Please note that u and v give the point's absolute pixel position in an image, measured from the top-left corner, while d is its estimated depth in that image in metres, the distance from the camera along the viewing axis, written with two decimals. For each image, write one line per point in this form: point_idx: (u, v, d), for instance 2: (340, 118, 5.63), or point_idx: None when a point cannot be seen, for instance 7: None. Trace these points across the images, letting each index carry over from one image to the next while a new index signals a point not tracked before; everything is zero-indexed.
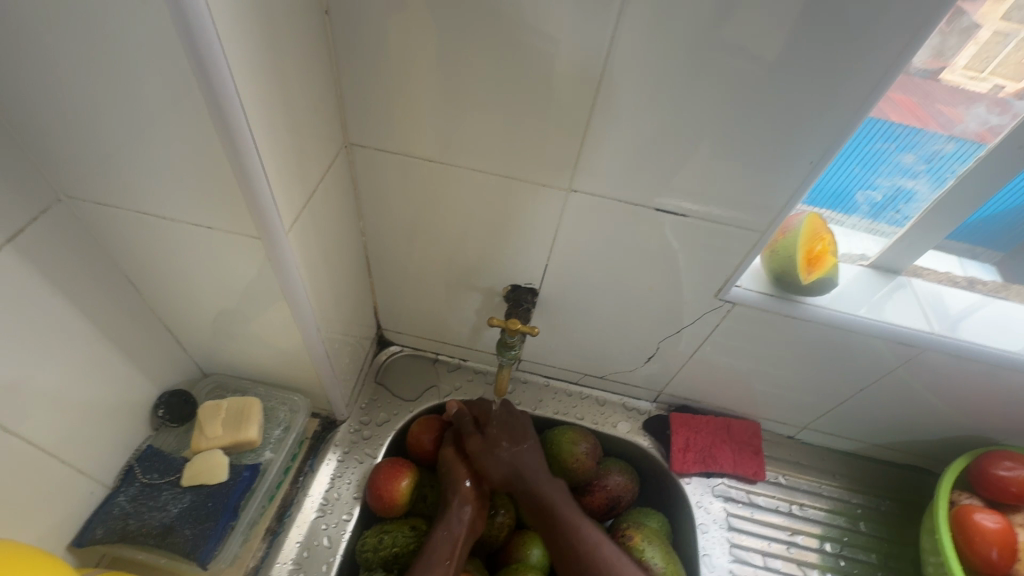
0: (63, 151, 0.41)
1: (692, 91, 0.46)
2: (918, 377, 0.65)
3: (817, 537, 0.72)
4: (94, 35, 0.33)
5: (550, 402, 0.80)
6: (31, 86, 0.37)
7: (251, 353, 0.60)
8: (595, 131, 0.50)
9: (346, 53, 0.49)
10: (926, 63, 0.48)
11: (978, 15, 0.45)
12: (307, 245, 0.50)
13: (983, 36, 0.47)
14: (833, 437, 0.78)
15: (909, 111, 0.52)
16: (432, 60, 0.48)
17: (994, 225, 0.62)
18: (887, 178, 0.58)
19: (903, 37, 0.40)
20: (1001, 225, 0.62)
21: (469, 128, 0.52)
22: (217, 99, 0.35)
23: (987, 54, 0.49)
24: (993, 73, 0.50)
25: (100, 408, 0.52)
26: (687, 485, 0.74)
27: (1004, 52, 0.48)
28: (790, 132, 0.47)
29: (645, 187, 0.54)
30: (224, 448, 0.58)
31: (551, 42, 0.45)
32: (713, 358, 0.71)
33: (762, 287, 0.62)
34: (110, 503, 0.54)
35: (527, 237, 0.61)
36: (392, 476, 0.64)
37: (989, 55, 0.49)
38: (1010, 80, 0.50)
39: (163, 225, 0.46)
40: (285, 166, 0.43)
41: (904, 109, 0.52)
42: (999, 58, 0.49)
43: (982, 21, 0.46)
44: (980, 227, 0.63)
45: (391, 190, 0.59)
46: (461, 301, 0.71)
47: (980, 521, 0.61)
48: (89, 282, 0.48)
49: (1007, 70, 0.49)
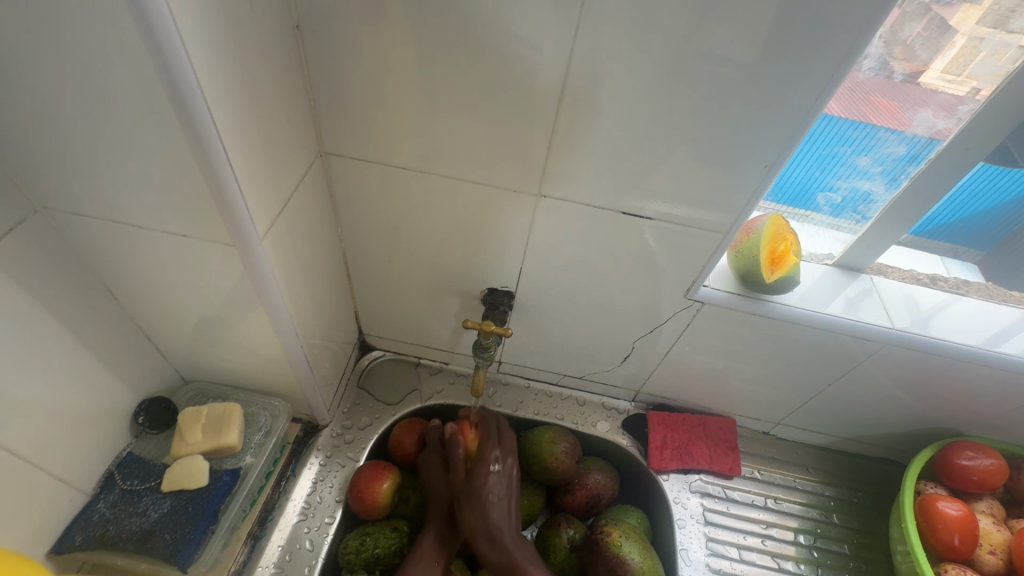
0: (39, 164, 0.42)
1: (652, 99, 0.48)
2: (883, 371, 0.67)
3: (792, 530, 0.74)
4: (69, 51, 0.34)
5: (531, 404, 0.81)
6: (6, 100, 0.38)
7: (231, 360, 0.61)
8: (562, 137, 0.52)
9: (319, 64, 0.50)
10: (895, 60, 0.51)
11: (953, 19, 0.49)
12: (283, 252, 0.51)
13: (960, 39, 0.50)
14: (807, 432, 0.80)
15: (880, 108, 0.54)
16: (402, 71, 0.49)
17: (972, 225, 0.65)
18: (845, 180, 0.61)
19: (845, 46, 0.43)
20: (980, 224, 0.65)
21: (441, 135, 0.53)
22: (189, 109, 0.36)
23: (962, 58, 0.50)
24: (971, 77, 0.51)
25: (79, 415, 0.53)
26: (665, 481, 0.75)
27: (980, 55, 0.50)
28: (746, 136, 0.49)
29: (612, 191, 0.56)
30: (205, 453, 0.58)
31: (516, 53, 0.47)
32: (687, 357, 0.73)
33: (729, 287, 0.64)
34: (91, 509, 0.55)
35: (501, 242, 0.63)
36: (375, 478, 0.65)
37: (964, 59, 0.50)
38: (985, 83, 0.50)
39: (140, 234, 0.47)
40: (259, 174, 0.45)
41: (875, 106, 0.54)
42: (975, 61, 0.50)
43: (959, 25, 0.49)
44: (959, 226, 0.65)
45: (367, 197, 0.61)
46: (441, 305, 0.72)
47: (942, 509, 0.63)
48: (66, 291, 0.49)
49: (984, 72, 0.50)
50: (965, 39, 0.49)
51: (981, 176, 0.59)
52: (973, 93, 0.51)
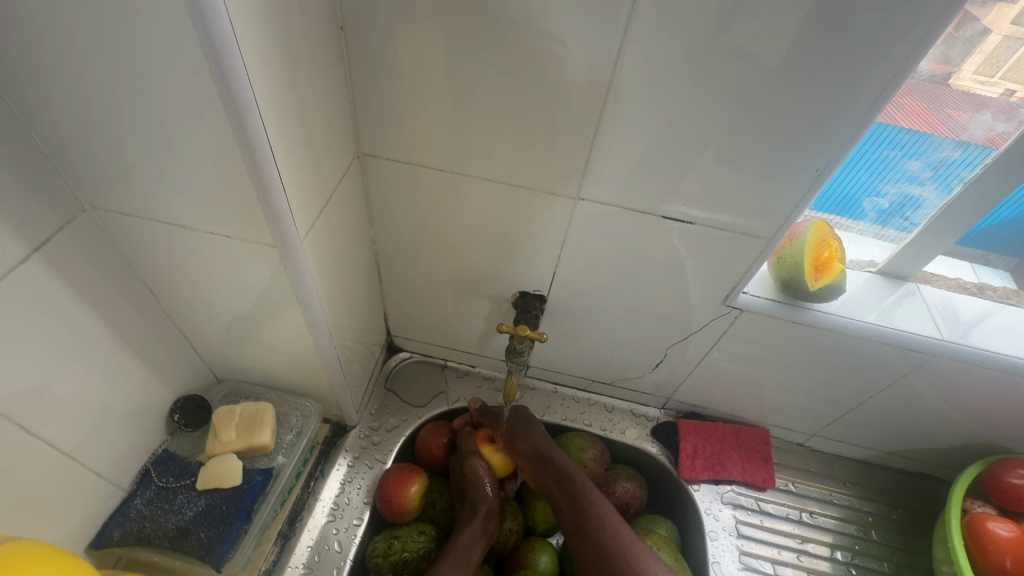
0: (89, 164, 0.42)
1: (698, 100, 0.47)
2: (929, 384, 0.65)
3: (828, 545, 0.71)
4: (123, 53, 0.35)
5: (558, 408, 0.80)
6: (61, 101, 0.38)
7: (264, 359, 0.62)
8: (601, 140, 0.51)
9: (360, 66, 0.50)
10: (940, 66, 0.49)
11: (987, 20, 0.46)
12: (321, 253, 0.51)
13: (991, 41, 0.48)
14: (844, 444, 0.77)
15: (917, 115, 0.53)
16: (443, 73, 0.49)
17: (1004, 233, 0.62)
18: (893, 185, 0.59)
19: (905, 48, 0.41)
20: (1012, 232, 0.62)
21: (479, 137, 0.53)
22: (237, 110, 0.36)
23: (997, 58, 0.49)
24: (1004, 78, 0.50)
25: (119, 413, 0.54)
26: (696, 491, 0.74)
27: (1016, 56, 0.48)
28: (795, 140, 0.48)
29: (651, 195, 0.54)
30: (238, 452, 0.59)
31: (559, 54, 0.46)
32: (721, 365, 0.71)
33: (769, 294, 0.63)
34: (128, 505, 0.55)
35: (535, 245, 0.62)
36: (403, 481, 0.65)
37: (998, 59, 0.49)
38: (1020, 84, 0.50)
39: (182, 234, 0.47)
40: (301, 176, 0.44)
41: (911, 114, 0.52)
42: (1009, 62, 0.49)
43: (992, 26, 0.46)
44: (992, 232, 0.62)
45: (401, 198, 0.60)
46: (470, 308, 0.72)
47: (993, 530, 0.61)
48: (110, 289, 0.50)
49: (1018, 75, 0.49)
50: (1001, 38, 0.47)
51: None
52: (1006, 95, 0.51)
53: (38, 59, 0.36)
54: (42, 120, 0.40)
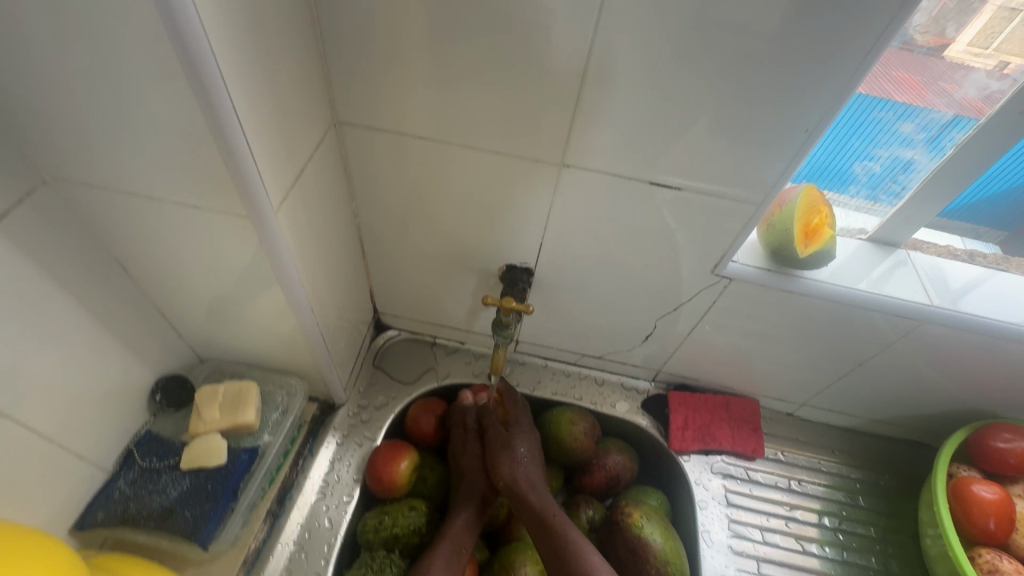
0: (45, 133, 0.40)
1: (686, 60, 0.45)
2: (918, 351, 0.65)
3: (816, 512, 0.72)
4: (68, 10, 0.32)
5: (549, 383, 0.80)
6: (7, 62, 0.36)
7: (247, 337, 0.60)
8: (586, 104, 0.49)
9: (331, 28, 0.48)
10: (925, 37, 0.48)
11: None
12: (297, 226, 0.50)
13: (988, 11, 0.47)
14: (833, 413, 0.78)
15: (907, 87, 0.52)
16: (418, 34, 0.47)
17: (996, 206, 0.62)
18: (885, 148, 0.57)
19: (901, 1, 0.39)
20: (1004, 206, 0.62)
21: (459, 103, 0.51)
22: (195, 70, 0.34)
23: (991, 30, 0.48)
24: (999, 50, 0.49)
25: (96, 394, 0.52)
26: (686, 462, 0.74)
27: (1011, 27, 0.48)
28: (785, 101, 0.46)
29: (638, 161, 0.53)
30: (223, 431, 0.58)
31: (539, 12, 0.44)
32: (711, 336, 0.70)
33: (760, 262, 0.62)
34: (111, 487, 0.54)
35: (521, 217, 0.60)
36: (392, 458, 0.64)
37: (994, 30, 0.48)
38: (1017, 56, 0.48)
39: (151, 207, 0.45)
40: (271, 143, 0.42)
41: (901, 85, 0.52)
42: (1004, 33, 0.48)
43: None
44: (982, 206, 0.62)
45: (381, 169, 0.59)
46: (458, 283, 0.71)
47: (977, 493, 0.62)
48: (79, 266, 0.48)
49: (1016, 46, 0.48)
50: (995, 9, 0.47)
51: (1017, 157, 0.56)
52: (1000, 66, 0.49)
53: None
54: None
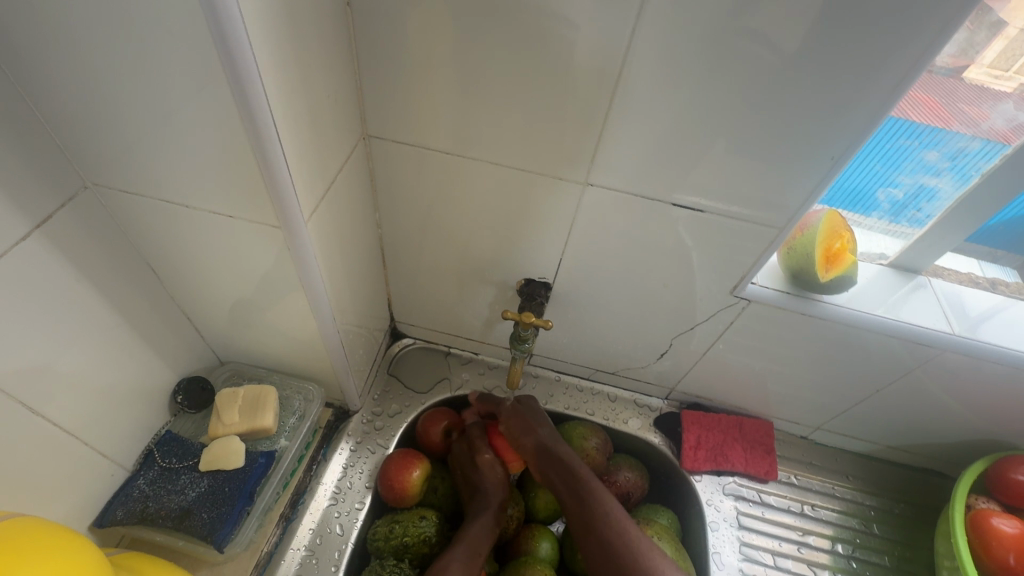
0: (90, 140, 0.42)
1: (713, 85, 0.45)
2: (936, 379, 0.64)
3: (829, 538, 0.71)
4: (124, 28, 0.34)
5: (561, 397, 0.80)
6: (59, 73, 0.37)
7: (268, 343, 0.61)
8: (611, 125, 0.50)
9: (366, 45, 0.49)
10: (950, 60, 0.48)
11: (1007, 11, 0.45)
12: (325, 236, 0.51)
13: (1011, 33, 0.47)
14: (847, 438, 0.77)
15: (931, 112, 0.52)
16: (450, 53, 0.48)
17: (1012, 229, 0.61)
18: (909, 175, 0.57)
19: (929, 35, 0.39)
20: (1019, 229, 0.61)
21: (486, 120, 0.52)
22: (241, 87, 0.35)
23: (1013, 53, 0.48)
24: (1018, 72, 0.50)
25: (121, 394, 0.53)
26: (697, 482, 0.74)
27: None
28: (810, 129, 0.46)
29: (660, 182, 0.53)
30: (240, 434, 0.59)
31: (569, 36, 0.45)
32: (726, 356, 0.70)
33: (778, 285, 0.62)
34: (131, 485, 0.55)
35: (542, 232, 0.61)
36: (404, 466, 0.65)
37: (1015, 53, 0.48)
38: None
39: (184, 214, 0.46)
40: (305, 156, 0.44)
41: (925, 109, 0.51)
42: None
43: (1011, 17, 0.45)
44: (1000, 230, 0.61)
45: (406, 182, 0.60)
46: (475, 295, 0.71)
47: (996, 526, 0.61)
48: (113, 268, 0.49)
49: None
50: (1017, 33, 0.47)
51: None
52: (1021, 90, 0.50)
53: (35, 29, 0.35)
54: (41, 93, 0.39)
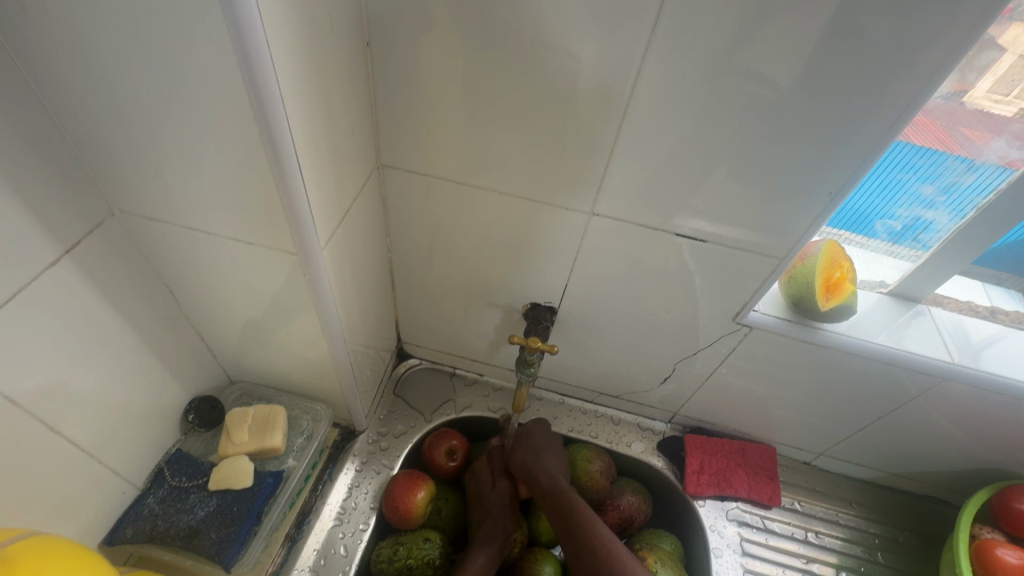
0: (118, 168, 0.44)
1: (713, 122, 0.47)
2: (938, 407, 0.65)
3: (833, 566, 0.71)
4: (161, 67, 0.36)
5: (565, 420, 0.80)
6: (95, 108, 0.40)
7: (279, 363, 0.63)
8: (616, 157, 0.52)
9: (383, 79, 0.51)
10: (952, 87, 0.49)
11: (1004, 38, 0.46)
12: (339, 262, 0.52)
13: (1010, 58, 0.48)
14: (850, 464, 0.77)
15: (932, 134, 0.53)
16: (463, 88, 0.50)
17: (1016, 251, 0.62)
18: (906, 208, 0.59)
19: (922, 77, 0.42)
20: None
21: (496, 151, 0.54)
22: (269, 123, 0.37)
23: (1011, 78, 0.49)
24: (1018, 97, 0.51)
25: (135, 412, 0.55)
26: (701, 507, 0.74)
27: None
28: (807, 163, 0.48)
29: (662, 210, 0.55)
30: (250, 453, 0.60)
31: (576, 72, 0.47)
32: (729, 381, 0.71)
33: (779, 312, 0.63)
34: (141, 503, 0.56)
35: (547, 258, 0.63)
36: (409, 488, 0.65)
37: (1014, 78, 0.49)
38: None
39: (204, 239, 0.48)
40: (324, 185, 0.46)
41: (926, 131, 0.53)
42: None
43: (1007, 45, 0.47)
44: (1004, 252, 0.62)
45: (417, 208, 0.62)
46: (481, 318, 0.73)
47: (1001, 556, 0.61)
48: (133, 290, 0.51)
49: None
50: (1016, 58, 0.48)
51: None
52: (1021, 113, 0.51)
53: (77, 68, 0.37)
54: (75, 125, 0.41)
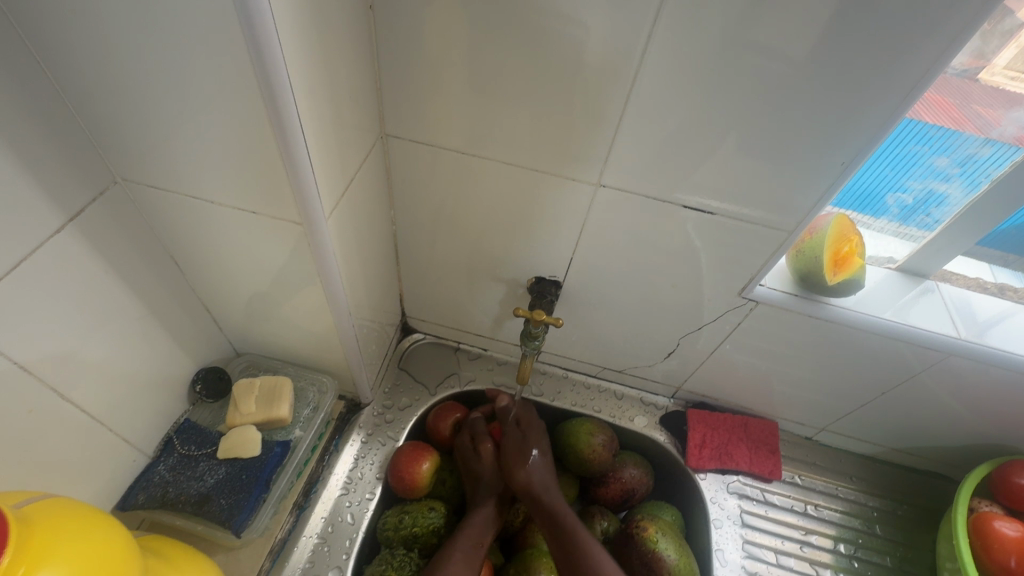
0: (119, 135, 0.43)
1: (725, 91, 0.46)
2: (942, 383, 0.65)
3: (831, 537, 0.72)
4: (158, 29, 0.35)
5: (568, 394, 0.81)
6: (93, 72, 0.39)
7: (285, 336, 0.63)
8: (625, 128, 0.51)
9: (386, 45, 0.50)
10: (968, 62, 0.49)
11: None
12: (343, 233, 0.52)
13: None
14: (851, 439, 0.78)
15: (944, 111, 0.52)
16: (468, 55, 0.49)
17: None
18: (918, 180, 0.58)
19: (944, 43, 0.40)
20: None
21: (501, 121, 0.53)
22: (270, 88, 0.36)
23: None
24: None
25: (143, 382, 0.55)
26: (702, 480, 0.75)
27: None
28: (820, 135, 0.47)
29: (670, 183, 0.54)
30: (257, 423, 0.61)
31: (585, 38, 0.45)
32: (733, 356, 0.71)
33: (786, 287, 0.63)
34: (152, 471, 0.57)
35: (553, 232, 0.62)
36: (415, 458, 0.66)
37: None
38: None
39: (208, 209, 0.48)
40: (327, 154, 0.45)
41: (938, 109, 0.52)
42: None
43: None
44: (1012, 234, 0.61)
45: (421, 180, 0.61)
46: (486, 293, 0.73)
47: (999, 528, 0.61)
48: (138, 260, 0.51)
49: None
50: None
51: None
52: None
53: (72, 29, 0.36)
54: (73, 90, 0.40)
